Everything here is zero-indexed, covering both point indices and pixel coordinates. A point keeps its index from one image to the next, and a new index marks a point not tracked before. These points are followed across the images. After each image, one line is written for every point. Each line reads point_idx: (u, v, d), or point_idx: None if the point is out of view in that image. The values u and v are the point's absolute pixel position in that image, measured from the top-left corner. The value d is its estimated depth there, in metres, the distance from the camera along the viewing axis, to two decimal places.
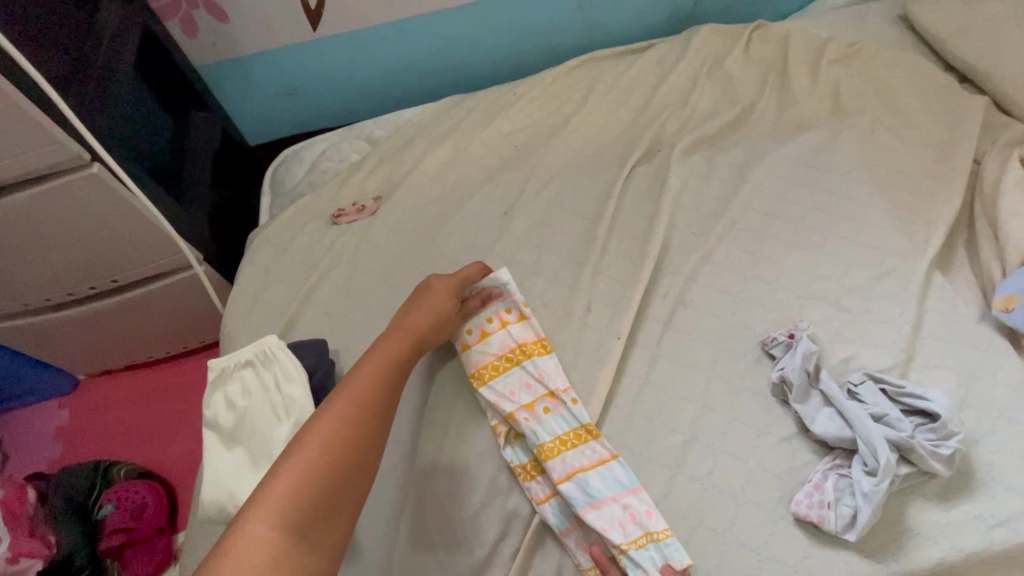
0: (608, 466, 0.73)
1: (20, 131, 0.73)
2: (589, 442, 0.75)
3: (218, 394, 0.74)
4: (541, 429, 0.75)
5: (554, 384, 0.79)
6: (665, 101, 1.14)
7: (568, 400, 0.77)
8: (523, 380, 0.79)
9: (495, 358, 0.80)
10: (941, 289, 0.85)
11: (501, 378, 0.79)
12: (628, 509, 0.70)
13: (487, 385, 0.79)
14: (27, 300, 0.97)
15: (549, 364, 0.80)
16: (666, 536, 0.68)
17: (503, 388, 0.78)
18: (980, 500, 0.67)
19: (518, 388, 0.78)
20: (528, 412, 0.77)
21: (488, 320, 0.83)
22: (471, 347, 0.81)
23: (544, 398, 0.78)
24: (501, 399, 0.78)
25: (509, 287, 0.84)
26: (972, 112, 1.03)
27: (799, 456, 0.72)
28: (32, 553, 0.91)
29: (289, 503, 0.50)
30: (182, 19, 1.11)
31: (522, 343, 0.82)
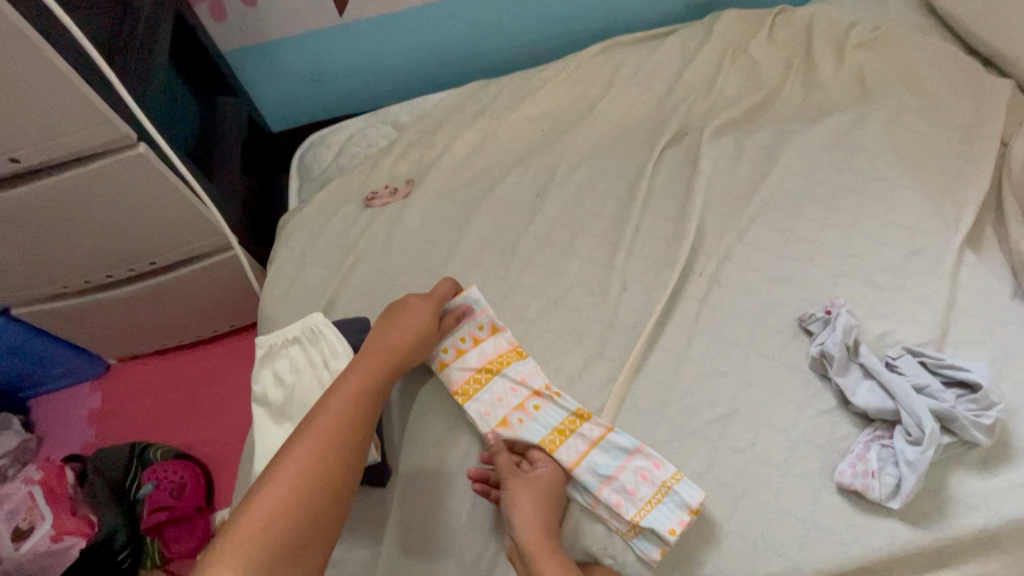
0: (607, 439, 0.74)
1: (70, 108, 0.74)
2: (584, 424, 0.75)
3: (266, 369, 0.75)
4: (534, 428, 0.76)
5: (536, 384, 0.78)
6: (691, 85, 1.15)
7: (554, 393, 0.77)
8: (506, 386, 0.78)
9: (474, 372, 0.80)
10: (973, 266, 0.86)
11: (485, 390, 0.79)
12: (638, 470, 0.72)
13: (472, 399, 0.78)
14: (67, 282, 0.98)
15: (527, 366, 0.80)
16: (676, 482, 0.70)
17: (488, 403, 0.78)
18: (1022, 470, 0.68)
19: (503, 394, 0.78)
20: (519, 415, 0.77)
21: (462, 340, 0.82)
22: (450, 364, 0.80)
23: (531, 398, 0.78)
24: (488, 411, 0.77)
25: (479, 304, 0.83)
26: (997, 95, 1.04)
27: (840, 428, 0.74)
28: (76, 531, 0.95)
29: (258, 535, 0.55)
30: (210, 3, 1.11)
31: (500, 353, 0.81)
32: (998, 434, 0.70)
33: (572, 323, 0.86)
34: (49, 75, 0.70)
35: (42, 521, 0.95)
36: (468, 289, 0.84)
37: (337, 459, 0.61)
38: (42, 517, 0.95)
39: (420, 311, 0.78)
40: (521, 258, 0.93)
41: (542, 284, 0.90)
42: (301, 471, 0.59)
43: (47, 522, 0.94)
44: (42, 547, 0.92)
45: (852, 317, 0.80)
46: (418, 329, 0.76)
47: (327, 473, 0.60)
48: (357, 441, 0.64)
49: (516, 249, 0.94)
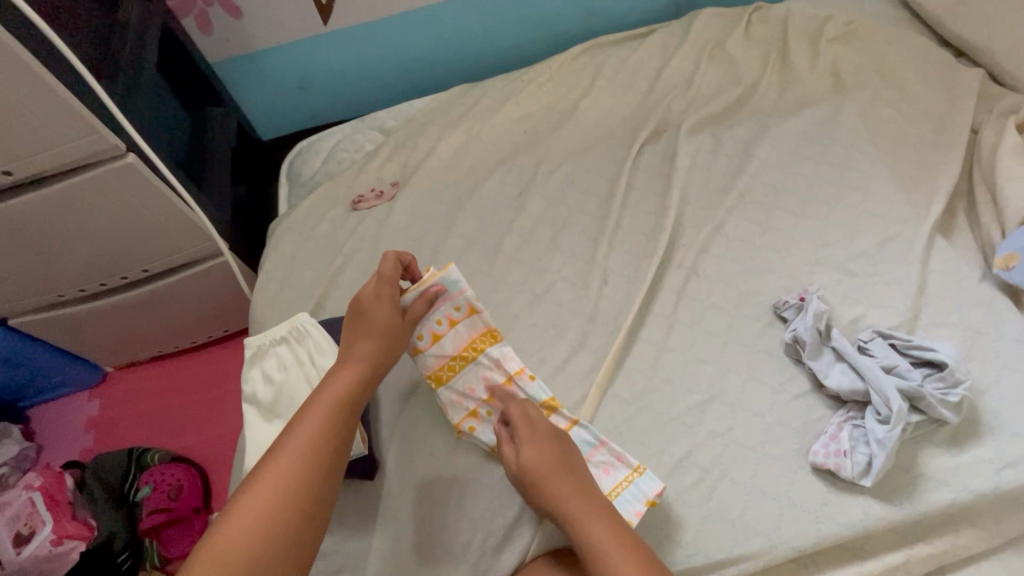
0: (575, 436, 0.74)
1: (61, 121, 0.76)
2: (552, 416, 0.76)
3: (255, 369, 0.77)
4: None
5: (511, 371, 0.78)
6: (670, 83, 1.17)
7: (527, 382, 0.77)
8: (480, 374, 0.79)
9: (449, 358, 0.79)
10: (944, 251, 0.88)
11: (458, 378, 0.79)
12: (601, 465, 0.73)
13: (446, 386, 0.79)
14: (62, 291, 1.00)
15: (503, 353, 0.79)
16: (637, 475, 0.71)
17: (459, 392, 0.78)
18: (989, 445, 0.71)
19: (476, 384, 0.78)
20: (489, 406, 0.78)
21: (437, 323, 0.78)
22: (425, 351, 0.78)
23: (503, 387, 0.78)
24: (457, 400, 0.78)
25: (457, 285, 0.77)
26: (968, 84, 1.07)
27: (815, 411, 0.76)
28: (77, 534, 0.97)
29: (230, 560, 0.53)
30: (198, 17, 1.13)
31: (476, 338, 0.79)
32: (966, 412, 0.73)
33: (555, 316, 0.88)
34: (37, 88, 0.72)
35: (43, 526, 0.96)
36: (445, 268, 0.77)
37: (309, 476, 0.59)
38: (43, 522, 0.97)
39: (383, 312, 0.71)
40: (505, 256, 0.96)
41: (525, 280, 0.93)
42: (266, 500, 0.56)
43: (48, 527, 0.96)
44: (44, 551, 0.94)
45: (825, 303, 0.82)
46: (382, 334, 0.70)
47: (295, 496, 0.57)
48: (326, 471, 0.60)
49: (500, 247, 0.96)
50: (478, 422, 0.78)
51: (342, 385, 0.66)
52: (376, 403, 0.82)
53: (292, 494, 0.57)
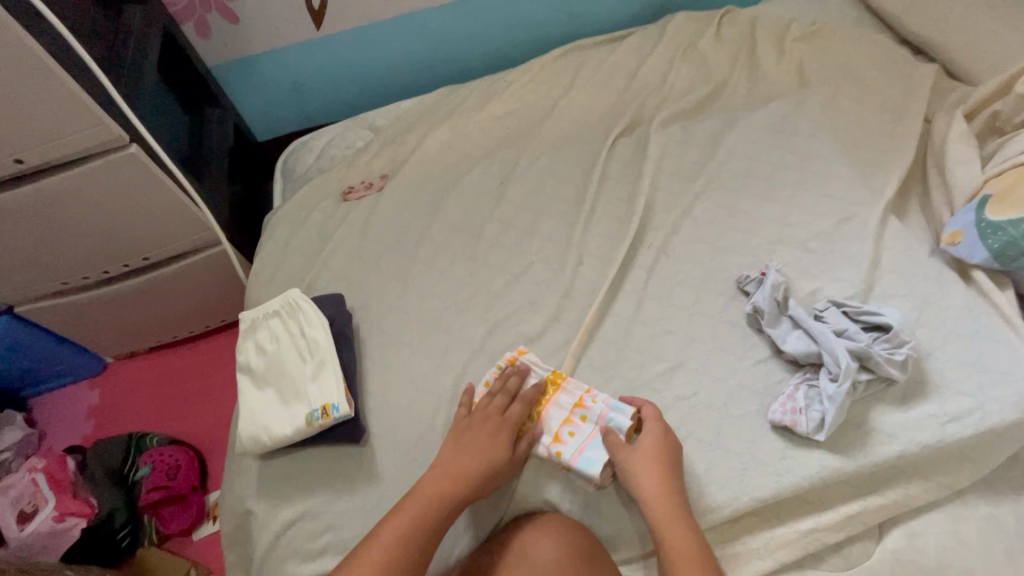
0: (602, 416, 0.76)
1: (69, 110, 0.82)
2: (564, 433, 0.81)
3: (249, 342, 0.84)
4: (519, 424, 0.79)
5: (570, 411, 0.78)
6: (646, 81, 1.24)
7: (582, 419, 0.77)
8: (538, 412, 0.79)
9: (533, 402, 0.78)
10: (897, 229, 0.94)
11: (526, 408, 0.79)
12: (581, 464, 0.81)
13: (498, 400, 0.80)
14: (67, 278, 1.05)
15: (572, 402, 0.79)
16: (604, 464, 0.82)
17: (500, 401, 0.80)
18: (935, 403, 0.76)
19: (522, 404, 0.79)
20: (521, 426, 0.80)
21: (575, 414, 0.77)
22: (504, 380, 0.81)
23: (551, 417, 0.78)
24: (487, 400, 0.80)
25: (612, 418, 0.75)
26: (922, 79, 1.14)
27: (774, 374, 0.81)
28: (77, 512, 1.01)
29: None
30: (197, 22, 1.19)
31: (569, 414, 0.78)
32: (913, 372, 0.78)
33: (532, 294, 0.93)
34: (51, 81, 0.78)
35: (45, 504, 1.00)
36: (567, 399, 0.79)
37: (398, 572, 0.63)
38: (46, 500, 1.01)
39: (494, 436, 0.75)
40: (486, 240, 1.01)
41: (505, 261, 0.98)
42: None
43: (50, 504, 1.00)
44: (46, 527, 0.97)
45: (783, 277, 0.88)
46: (490, 460, 0.73)
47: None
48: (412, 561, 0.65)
49: (482, 232, 1.02)
50: None
51: (430, 493, 0.70)
52: (365, 376, 0.87)
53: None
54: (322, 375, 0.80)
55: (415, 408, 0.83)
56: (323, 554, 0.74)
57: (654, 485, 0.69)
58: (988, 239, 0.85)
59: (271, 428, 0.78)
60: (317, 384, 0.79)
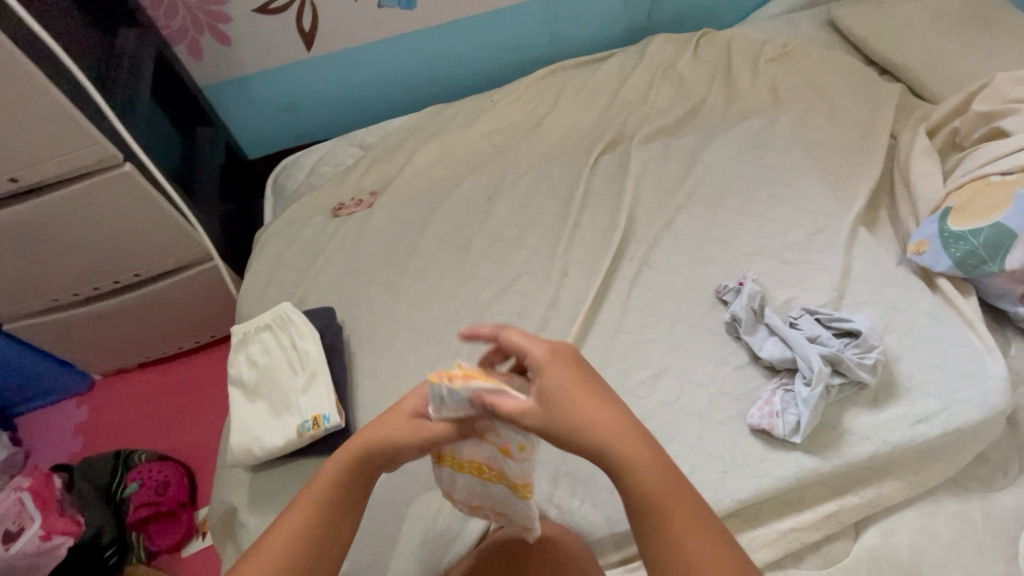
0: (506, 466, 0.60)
1: (64, 130, 0.83)
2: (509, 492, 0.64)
3: (241, 355, 0.85)
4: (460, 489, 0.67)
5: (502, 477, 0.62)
6: (627, 99, 1.29)
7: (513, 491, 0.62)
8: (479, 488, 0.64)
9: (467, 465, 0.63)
10: (866, 240, 0.98)
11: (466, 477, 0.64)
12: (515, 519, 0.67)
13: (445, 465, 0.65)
14: (57, 296, 1.06)
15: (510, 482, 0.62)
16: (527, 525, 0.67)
17: (465, 482, 0.65)
18: (905, 404, 0.80)
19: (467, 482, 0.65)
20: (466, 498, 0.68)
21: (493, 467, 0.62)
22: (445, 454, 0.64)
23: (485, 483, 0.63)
24: (474, 493, 0.66)
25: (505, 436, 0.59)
26: (888, 97, 1.20)
27: (752, 380, 0.85)
28: (65, 530, 1.00)
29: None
30: (189, 44, 1.21)
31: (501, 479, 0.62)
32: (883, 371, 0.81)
33: (519, 306, 0.96)
34: (46, 103, 0.80)
35: (31, 523, 0.99)
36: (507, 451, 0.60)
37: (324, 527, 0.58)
38: (31, 519, 1.00)
39: (410, 402, 0.61)
40: (474, 254, 1.04)
41: (493, 274, 1.01)
42: (290, 537, 0.57)
43: (36, 523, 0.99)
44: (32, 546, 0.96)
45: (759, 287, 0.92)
46: (406, 418, 0.60)
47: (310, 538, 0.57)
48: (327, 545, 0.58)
49: (470, 246, 1.05)
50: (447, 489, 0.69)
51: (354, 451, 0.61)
52: (355, 388, 0.89)
53: (291, 560, 0.56)
54: (313, 387, 0.82)
55: None
56: None
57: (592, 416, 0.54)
58: (950, 248, 0.90)
59: (262, 439, 0.79)
60: (309, 396, 0.81)
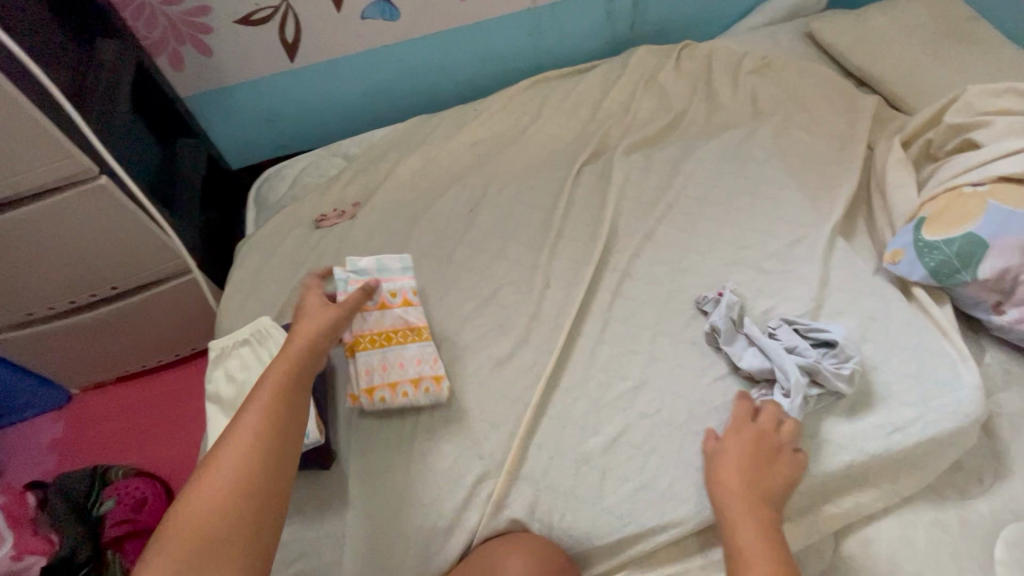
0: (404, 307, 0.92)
1: (37, 144, 0.82)
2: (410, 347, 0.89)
3: (219, 371, 0.84)
4: (376, 372, 0.86)
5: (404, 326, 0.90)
6: (610, 110, 1.30)
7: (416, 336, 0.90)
8: (390, 361, 0.87)
9: (376, 332, 0.88)
10: (843, 250, 1.00)
11: (376, 351, 0.87)
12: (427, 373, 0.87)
13: (361, 354, 0.86)
14: (31, 310, 1.04)
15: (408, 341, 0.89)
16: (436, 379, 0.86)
17: (382, 360, 0.87)
18: (882, 414, 0.81)
19: (382, 363, 0.86)
20: (386, 388, 0.85)
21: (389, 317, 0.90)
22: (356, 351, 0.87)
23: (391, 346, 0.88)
24: (391, 366, 0.86)
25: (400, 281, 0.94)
26: (864, 109, 1.22)
27: (732, 391, 0.85)
28: (38, 551, 0.90)
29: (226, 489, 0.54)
30: (170, 55, 1.20)
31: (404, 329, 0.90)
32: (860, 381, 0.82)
33: (501, 317, 0.96)
34: (18, 116, 0.79)
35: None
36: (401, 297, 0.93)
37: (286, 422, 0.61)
38: (2, 538, 0.88)
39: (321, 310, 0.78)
40: (457, 265, 1.04)
41: (475, 285, 1.01)
42: (254, 435, 0.59)
43: (7, 543, 0.87)
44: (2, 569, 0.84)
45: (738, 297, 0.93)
46: (324, 325, 0.75)
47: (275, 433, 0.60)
48: (261, 528, 0.54)
49: (452, 257, 1.05)
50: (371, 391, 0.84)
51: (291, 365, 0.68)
52: (335, 402, 0.88)
53: (260, 458, 0.57)
54: None
55: (385, 431, 0.84)
56: None
57: (723, 473, 0.74)
58: (926, 258, 0.91)
59: None
60: None
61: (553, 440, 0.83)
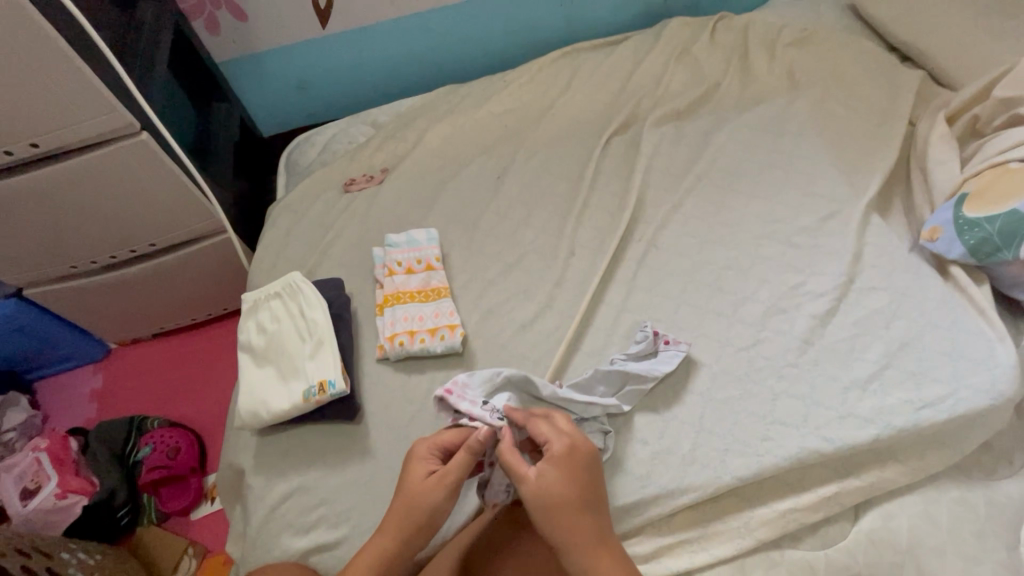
0: (433, 270, 0.98)
1: (82, 97, 0.85)
2: (435, 304, 0.93)
3: (251, 322, 0.87)
4: (402, 323, 0.91)
5: (432, 287, 0.96)
6: (641, 82, 1.28)
7: (440, 295, 0.95)
8: (415, 313, 0.92)
9: (408, 291, 0.95)
10: (878, 226, 0.97)
11: (403, 306, 0.93)
12: (448, 325, 0.90)
13: (391, 307, 0.92)
14: (75, 262, 1.08)
15: (437, 300, 0.94)
16: (455, 328, 0.90)
17: (408, 312, 0.92)
18: (911, 390, 0.79)
19: (409, 314, 0.92)
20: (408, 334, 0.89)
21: (417, 279, 0.96)
22: (387, 306, 0.93)
23: (418, 302, 0.93)
24: (415, 318, 0.91)
25: (427, 243, 1.01)
26: (908, 83, 1.17)
27: (756, 362, 0.85)
28: (80, 490, 1.04)
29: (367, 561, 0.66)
30: (206, 19, 1.23)
31: (431, 289, 0.95)
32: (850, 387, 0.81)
33: (525, 284, 0.97)
34: (66, 70, 0.81)
35: (48, 481, 1.04)
36: (430, 257, 0.99)
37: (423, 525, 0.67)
38: (48, 478, 1.04)
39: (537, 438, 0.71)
40: (482, 232, 1.04)
41: (499, 251, 1.01)
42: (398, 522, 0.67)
43: (53, 482, 1.03)
44: (49, 504, 1.01)
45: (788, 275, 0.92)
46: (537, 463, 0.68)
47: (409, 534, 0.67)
48: None
49: (478, 224, 1.05)
50: (394, 338, 0.89)
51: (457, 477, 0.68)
52: (361, 359, 0.90)
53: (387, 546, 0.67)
54: (319, 354, 0.83)
55: (409, 388, 0.86)
56: (318, 526, 0.77)
57: (561, 497, 0.64)
58: (965, 235, 0.88)
59: (270, 403, 0.81)
60: (315, 362, 0.83)
61: None
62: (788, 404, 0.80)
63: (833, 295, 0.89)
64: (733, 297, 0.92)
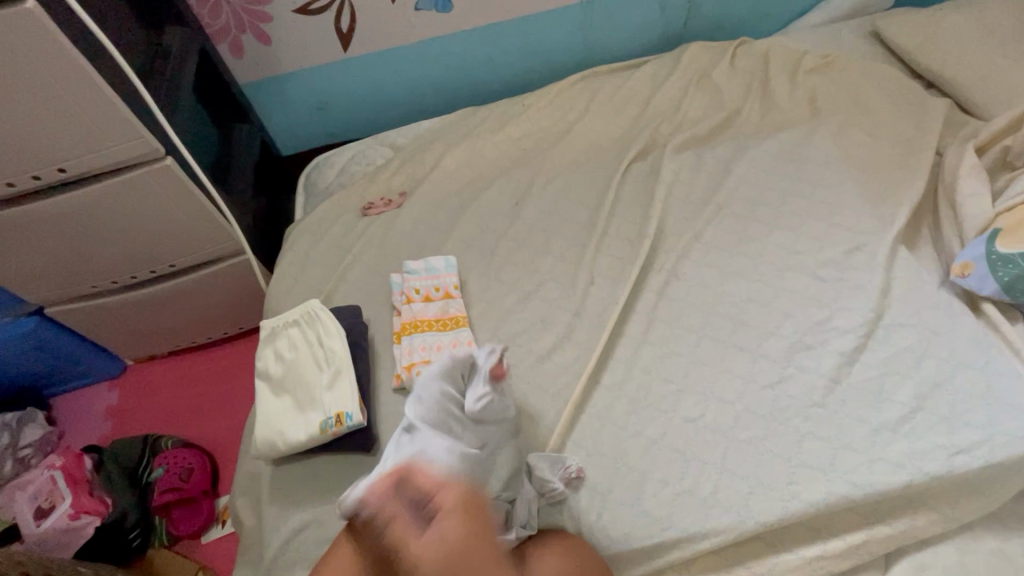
0: (451, 298, 0.98)
1: (110, 124, 0.86)
2: (453, 334, 0.93)
3: (269, 349, 0.87)
4: (418, 352, 0.90)
5: (448, 316, 0.96)
6: (659, 108, 1.27)
7: (458, 325, 0.95)
8: (432, 343, 0.91)
9: (425, 320, 0.94)
10: (907, 259, 0.94)
11: (420, 335, 0.92)
12: None
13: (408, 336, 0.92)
14: (96, 283, 1.10)
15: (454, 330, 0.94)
16: None
17: (425, 341, 0.91)
18: (946, 434, 0.76)
19: (426, 344, 0.91)
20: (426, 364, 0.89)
21: (435, 307, 0.96)
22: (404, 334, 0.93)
23: (436, 331, 0.93)
24: (432, 348, 0.91)
25: (444, 270, 1.00)
26: (935, 111, 1.15)
27: (780, 400, 0.83)
28: (92, 510, 1.05)
29: None
30: (231, 43, 1.24)
31: (449, 318, 0.95)
32: (872, 429, 0.78)
33: (543, 313, 0.96)
34: (95, 98, 0.82)
35: (62, 500, 1.04)
36: (448, 284, 0.99)
37: None
38: (62, 497, 1.05)
39: None
40: (500, 258, 1.04)
41: (518, 279, 1.01)
42: None
43: (67, 501, 1.04)
44: (61, 524, 1.01)
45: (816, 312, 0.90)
46: None
47: None
48: None
49: (496, 251, 1.05)
50: (410, 368, 0.88)
51: None
52: (378, 387, 0.89)
53: None
54: (337, 383, 0.83)
55: None
56: None
57: None
58: (998, 272, 0.86)
59: (286, 433, 0.80)
60: (333, 392, 0.82)
61: (590, 439, 0.83)
62: (815, 446, 0.78)
63: (861, 331, 0.87)
64: (757, 332, 0.90)
